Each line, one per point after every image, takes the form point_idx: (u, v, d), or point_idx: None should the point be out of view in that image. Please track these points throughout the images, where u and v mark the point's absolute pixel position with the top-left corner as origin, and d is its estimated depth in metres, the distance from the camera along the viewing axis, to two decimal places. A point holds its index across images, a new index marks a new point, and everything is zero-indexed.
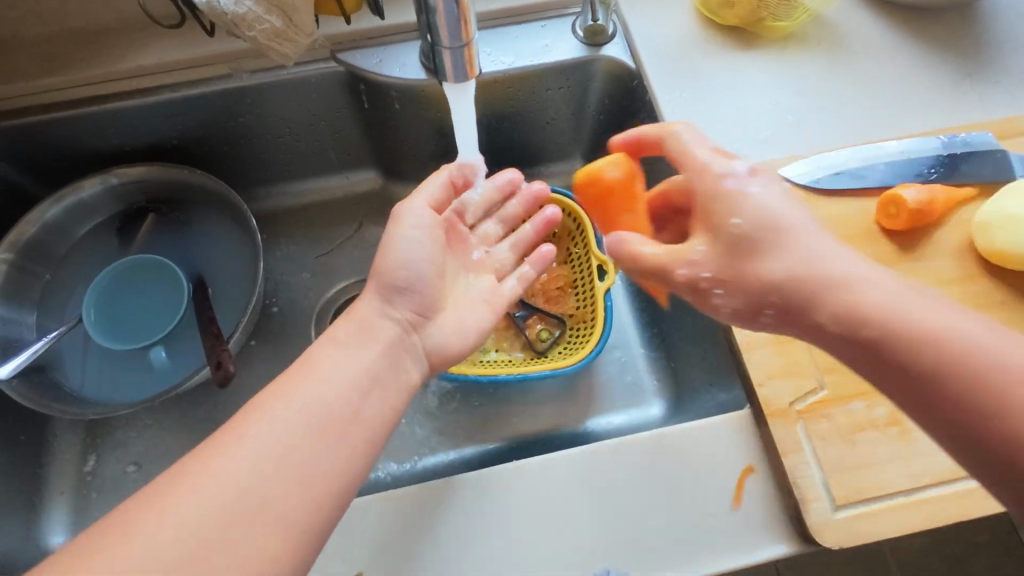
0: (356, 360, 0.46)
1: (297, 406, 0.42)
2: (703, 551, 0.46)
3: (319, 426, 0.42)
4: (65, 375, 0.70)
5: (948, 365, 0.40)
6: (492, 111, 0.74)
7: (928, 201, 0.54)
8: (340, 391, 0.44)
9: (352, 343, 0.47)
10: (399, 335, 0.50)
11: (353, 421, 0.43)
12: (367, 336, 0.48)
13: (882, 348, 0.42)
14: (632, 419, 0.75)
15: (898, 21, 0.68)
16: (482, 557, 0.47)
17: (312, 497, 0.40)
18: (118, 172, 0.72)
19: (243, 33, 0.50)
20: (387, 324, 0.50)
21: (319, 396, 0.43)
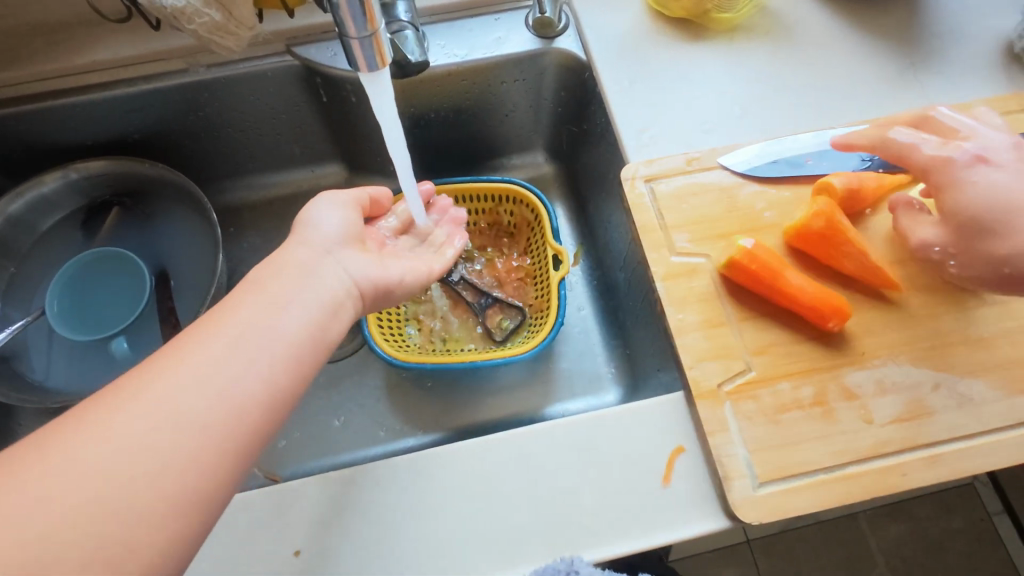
0: (277, 283, 0.44)
1: (217, 348, 0.39)
2: (629, 530, 0.48)
3: (228, 374, 0.39)
4: (29, 365, 0.72)
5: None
6: (427, 109, 0.76)
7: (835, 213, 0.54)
8: (262, 333, 0.41)
9: (278, 277, 0.45)
10: (321, 260, 0.47)
11: (275, 365, 0.40)
12: (297, 269, 0.46)
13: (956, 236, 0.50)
14: (589, 405, 0.77)
15: (845, 11, 0.69)
16: (415, 536, 0.48)
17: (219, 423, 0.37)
18: (79, 166, 0.74)
19: (184, 26, 0.51)
20: (315, 256, 0.48)
21: (260, 325, 0.41)
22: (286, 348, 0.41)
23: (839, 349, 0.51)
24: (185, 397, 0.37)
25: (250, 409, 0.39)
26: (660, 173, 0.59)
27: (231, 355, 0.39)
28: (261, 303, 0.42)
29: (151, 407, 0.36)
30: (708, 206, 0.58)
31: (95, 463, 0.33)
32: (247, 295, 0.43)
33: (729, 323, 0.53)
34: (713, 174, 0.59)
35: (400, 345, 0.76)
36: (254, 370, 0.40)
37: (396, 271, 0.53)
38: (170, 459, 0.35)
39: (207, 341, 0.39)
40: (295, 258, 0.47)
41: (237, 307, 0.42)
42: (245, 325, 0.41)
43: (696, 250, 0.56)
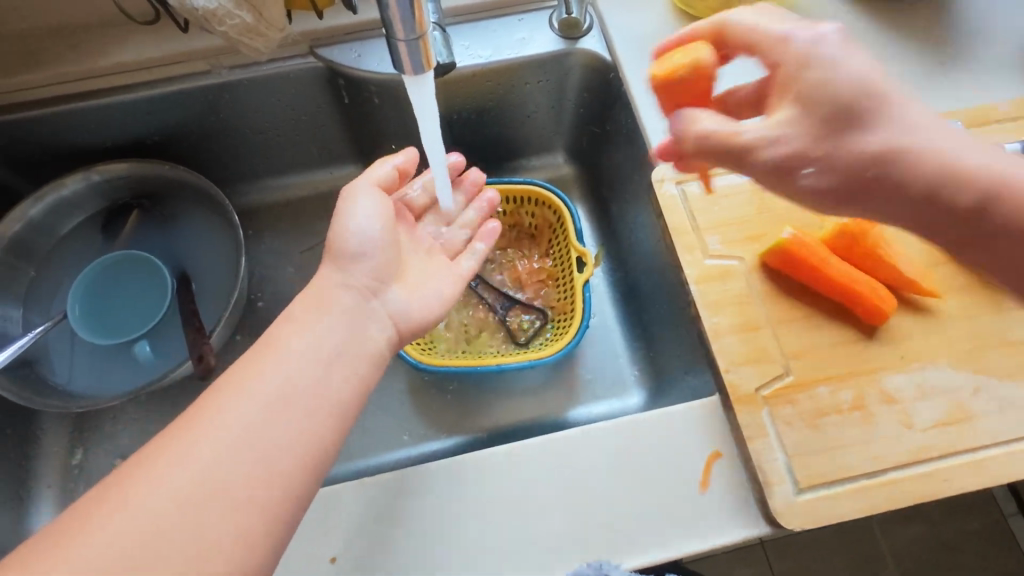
0: (322, 331, 0.46)
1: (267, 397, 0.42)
2: (668, 536, 0.47)
3: (271, 425, 0.41)
4: (51, 369, 0.71)
5: (883, 156, 0.42)
6: (452, 111, 0.75)
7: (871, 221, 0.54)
8: (302, 386, 0.43)
9: (324, 323, 0.46)
10: (363, 306, 0.49)
11: (313, 418, 0.42)
12: (340, 315, 0.47)
13: (851, 157, 0.42)
14: (612, 408, 0.76)
15: (872, 10, 0.69)
16: (451, 542, 0.48)
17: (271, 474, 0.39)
18: (101, 168, 0.73)
19: (215, 28, 0.51)
20: (359, 301, 0.49)
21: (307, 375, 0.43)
22: (330, 398, 0.43)
23: (878, 353, 0.51)
24: (232, 445, 0.39)
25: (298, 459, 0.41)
26: (690, 175, 0.59)
27: (273, 405, 0.41)
28: (302, 352, 0.44)
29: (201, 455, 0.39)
30: (740, 208, 0.57)
31: (157, 506, 0.37)
32: (295, 343, 0.45)
33: (765, 326, 0.52)
34: (744, 175, 0.59)
35: (423, 348, 0.75)
36: (296, 423, 0.41)
37: (433, 294, 0.54)
38: (228, 507, 0.38)
39: (254, 388, 0.42)
40: (338, 301, 0.48)
41: (279, 354, 0.44)
42: (295, 376, 0.43)
43: (730, 252, 0.55)
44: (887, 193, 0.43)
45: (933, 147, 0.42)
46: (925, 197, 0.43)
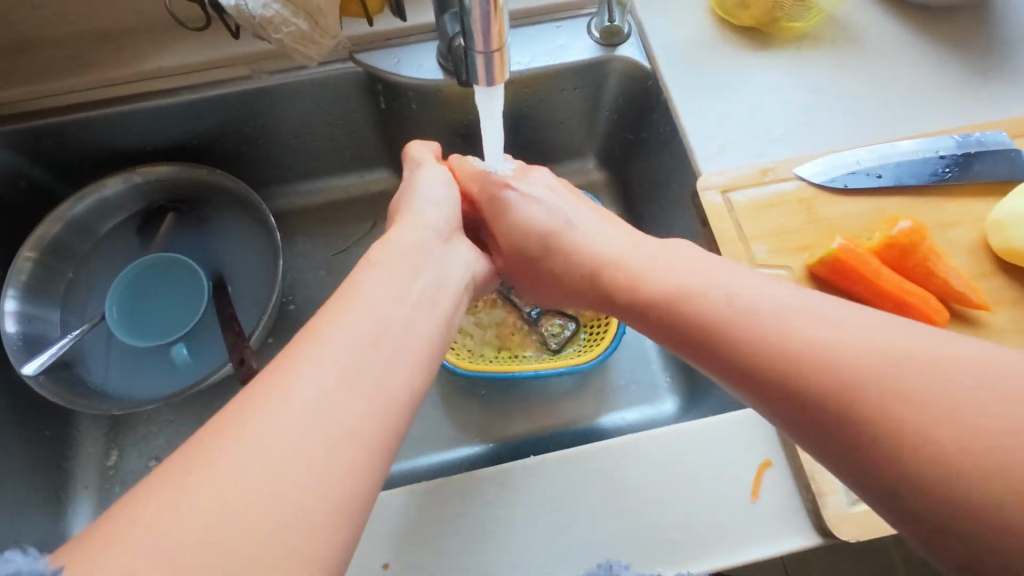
0: (393, 279, 0.43)
1: (345, 342, 0.36)
2: (721, 546, 0.47)
3: (375, 366, 0.36)
4: (88, 370, 0.72)
5: (769, 354, 0.35)
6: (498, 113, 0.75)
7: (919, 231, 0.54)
8: (391, 326, 0.39)
9: (390, 275, 0.43)
10: (444, 253, 0.50)
11: (409, 357, 0.38)
12: (420, 260, 0.47)
13: (735, 354, 0.37)
14: (645, 415, 0.76)
15: (910, 19, 0.69)
16: (503, 551, 0.48)
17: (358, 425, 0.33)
18: (140, 171, 0.73)
19: (271, 36, 0.51)
20: (429, 248, 0.49)
21: (384, 324, 0.39)
22: (412, 348, 0.39)
23: None
24: (338, 382, 0.34)
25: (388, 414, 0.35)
26: (736, 183, 0.59)
27: (371, 342, 0.37)
28: (384, 297, 0.41)
29: (305, 392, 0.33)
30: (786, 217, 0.57)
31: (246, 466, 0.29)
32: (360, 296, 0.40)
33: None
34: (788, 185, 0.59)
35: (458, 353, 0.75)
36: (395, 358, 0.37)
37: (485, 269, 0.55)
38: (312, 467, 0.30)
39: (348, 326, 0.37)
40: (419, 250, 0.48)
41: (363, 297, 0.40)
42: (373, 324, 0.38)
43: (777, 261, 0.55)
44: (769, 390, 0.35)
45: (832, 345, 0.33)
46: (804, 417, 0.33)
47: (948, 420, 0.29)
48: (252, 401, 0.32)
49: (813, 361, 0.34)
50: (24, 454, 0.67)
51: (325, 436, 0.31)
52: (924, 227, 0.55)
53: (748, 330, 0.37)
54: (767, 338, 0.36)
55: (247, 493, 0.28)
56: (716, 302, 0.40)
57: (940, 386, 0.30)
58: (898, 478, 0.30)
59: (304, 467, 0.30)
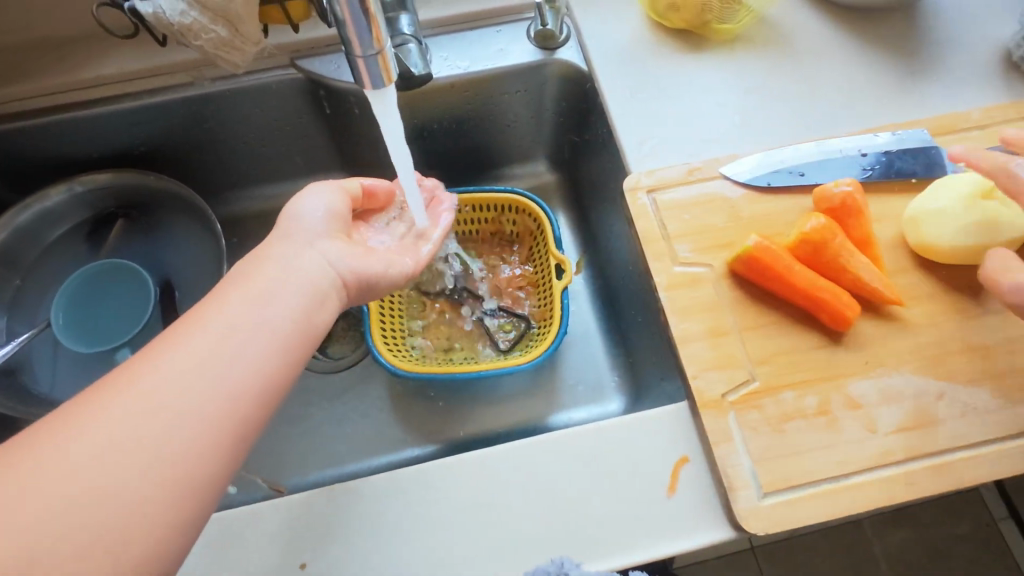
0: (259, 278, 0.44)
1: (201, 336, 0.40)
2: (635, 540, 0.48)
3: (225, 356, 0.39)
4: (35, 377, 0.72)
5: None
6: (437, 118, 0.76)
7: (832, 230, 0.54)
8: (246, 330, 0.41)
9: (262, 269, 0.45)
10: (304, 250, 0.47)
11: (254, 363, 0.40)
12: (277, 261, 0.45)
13: None
14: (592, 414, 0.77)
15: (842, 21, 0.70)
16: (419, 549, 0.48)
17: (199, 411, 0.37)
18: (84, 179, 0.74)
19: (191, 42, 0.52)
20: (297, 247, 0.47)
21: (244, 317, 0.41)
22: (272, 337, 0.42)
23: (842, 359, 0.51)
24: (183, 374, 0.38)
25: (237, 402, 0.39)
26: (662, 183, 0.60)
27: (222, 348, 0.40)
28: (242, 301, 0.42)
29: (137, 396, 0.36)
30: (710, 216, 0.58)
31: (90, 450, 0.34)
32: (231, 289, 0.43)
33: (733, 332, 0.53)
34: (714, 183, 0.59)
35: (405, 355, 0.76)
36: (243, 357, 0.40)
37: (379, 261, 0.52)
38: (146, 451, 0.35)
39: (198, 335, 0.40)
40: (279, 251, 0.47)
41: (220, 303, 0.42)
42: (235, 318, 0.41)
43: (699, 259, 0.56)
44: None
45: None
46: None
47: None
48: (108, 390, 0.36)
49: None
50: None
51: (166, 422, 0.36)
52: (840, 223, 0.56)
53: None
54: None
55: (81, 476, 0.33)
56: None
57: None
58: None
59: (143, 449, 0.35)
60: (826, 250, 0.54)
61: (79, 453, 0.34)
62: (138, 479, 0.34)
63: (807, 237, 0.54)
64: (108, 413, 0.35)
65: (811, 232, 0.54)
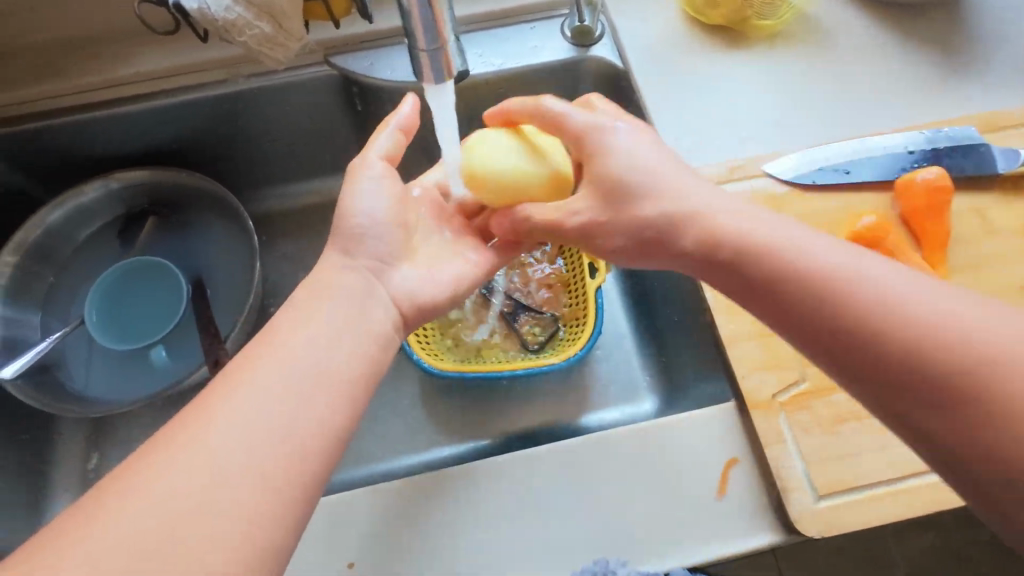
0: (324, 310, 0.43)
1: (267, 379, 0.38)
2: (685, 542, 0.47)
3: (293, 401, 0.38)
4: (69, 375, 0.72)
5: (943, 356, 0.35)
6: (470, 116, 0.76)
7: (879, 228, 0.54)
8: (306, 365, 0.40)
9: (323, 303, 0.44)
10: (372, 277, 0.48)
11: (317, 398, 0.39)
12: (337, 293, 0.45)
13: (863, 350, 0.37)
14: (624, 415, 0.76)
15: (884, 17, 0.69)
16: (466, 550, 0.48)
17: (269, 462, 0.35)
18: (119, 176, 0.74)
19: (235, 39, 0.52)
20: (360, 275, 0.47)
21: (309, 357, 0.40)
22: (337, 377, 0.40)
23: None
24: (249, 424, 0.36)
25: (307, 448, 0.37)
26: (705, 181, 0.59)
27: (286, 385, 0.38)
28: (296, 340, 0.41)
29: (204, 446, 0.35)
30: None
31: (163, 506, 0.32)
32: (291, 326, 0.42)
33: None
34: (758, 182, 0.59)
35: (437, 354, 0.75)
36: (310, 402, 0.39)
37: (445, 280, 0.52)
38: (219, 509, 0.33)
39: (262, 379, 0.38)
40: (342, 278, 0.46)
41: (284, 341, 0.41)
42: (300, 357, 0.40)
43: None
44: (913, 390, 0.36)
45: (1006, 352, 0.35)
46: (927, 435, 0.36)
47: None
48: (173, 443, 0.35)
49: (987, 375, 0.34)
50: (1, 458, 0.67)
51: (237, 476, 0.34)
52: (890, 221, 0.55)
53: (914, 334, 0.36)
54: (911, 334, 0.36)
55: (153, 536, 0.31)
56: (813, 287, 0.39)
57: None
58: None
59: (217, 502, 0.33)
60: (873, 248, 0.54)
61: (150, 515, 0.32)
62: (212, 536, 0.32)
63: (855, 234, 0.54)
64: (178, 466, 0.34)
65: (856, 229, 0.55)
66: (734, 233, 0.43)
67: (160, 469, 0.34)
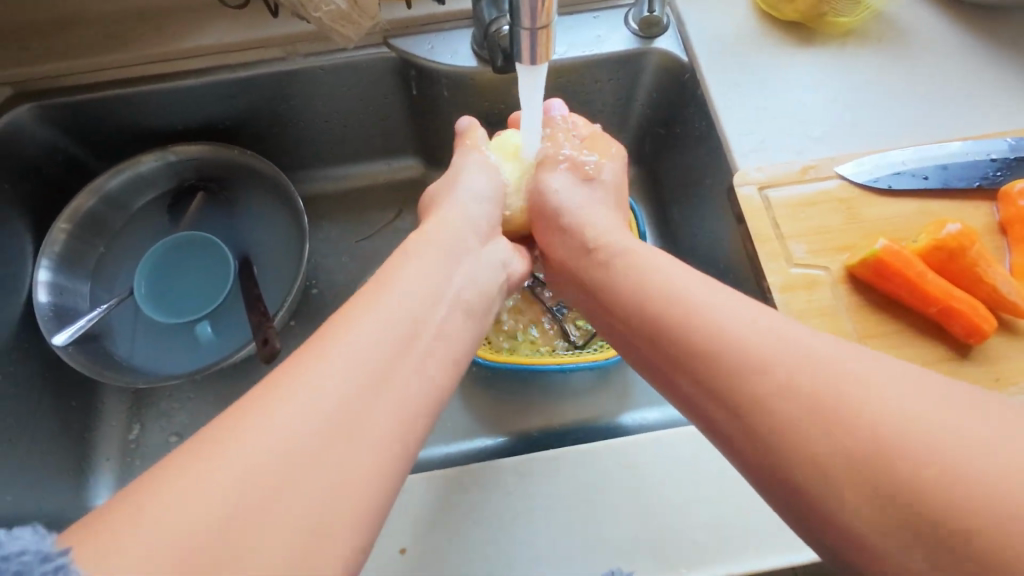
0: (434, 260, 0.46)
1: (383, 323, 0.39)
2: (746, 549, 0.46)
3: (405, 361, 0.38)
4: (116, 345, 0.72)
5: (755, 355, 0.36)
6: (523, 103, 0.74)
7: (968, 238, 0.51)
8: (408, 325, 0.40)
9: (429, 254, 0.47)
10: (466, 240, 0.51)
11: (434, 363, 0.40)
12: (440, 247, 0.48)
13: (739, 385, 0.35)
14: (666, 415, 0.75)
15: (965, 20, 0.66)
16: (520, 545, 0.47)
17: (384, 426, 0.34)
18: (174, 150, 0.74)
19: (310, 13, 0.51)
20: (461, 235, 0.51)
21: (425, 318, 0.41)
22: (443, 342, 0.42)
23: (970, 374, 0.49)
24: (367, 377, 0.35)
25: (416, 414, 0.37)
26: (774, 180, 0.57)
27: (401, 347, 0.38)
28: (409, 305, 0.41)
29: (319, 395, 0.33)
30: (827, 217, 0.55)
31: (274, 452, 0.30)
32: (404, 274, 0.44)
33: (851, 339, 0.50)
34: (830, 183, 0.57)
35: (480, 344, 0.74)
36: (421, 366, 0.39)
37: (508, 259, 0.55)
38: (337, 466, 0.31)
39: (380, 326, 0.38)
40: (451, 241, 0.50)
41: (397, 290, 0.42)
42: (415, 312, 0.41)
43: (815, 261, 0.53)
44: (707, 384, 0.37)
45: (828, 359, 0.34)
46: (740, 422, 0.35)
47: (978, 475, 0.28)
48: (290, 390, 0.33)
49: (780, 363, 0.35)
50: (48, 423, 0.68)
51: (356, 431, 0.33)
52: (973, 231, 0.53)
53: (714, 337, 0.38)
54: (701, 333, 0.38)
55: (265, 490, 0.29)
56: (678, 305, 0.41)
57: (965, 452, 0.28)
58: (852, 511, 0.30)
59: (336, 455, 0.31)
60: (957, 259, 0.51)
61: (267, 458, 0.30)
62: (325, 496, 0.30)
63: (940, 244, 0.51)
64: (297, 411, 0.32)
65: (943, 239, 0.51)
66: (632, 272, 0.47)
67: (276, 416, 0.32)
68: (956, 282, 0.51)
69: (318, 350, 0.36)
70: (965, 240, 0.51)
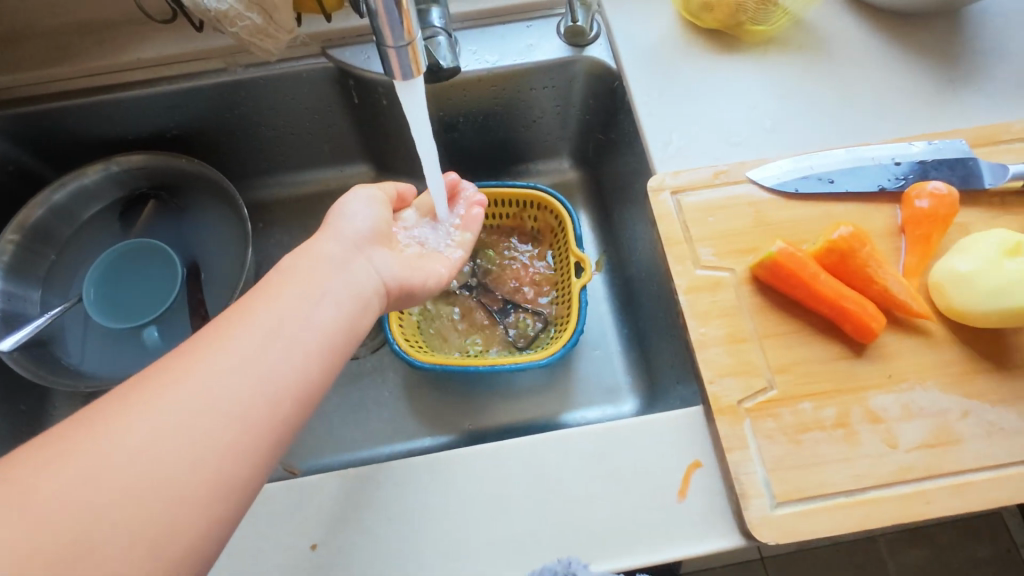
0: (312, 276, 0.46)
1: (263, 325, 0.42)
2: (644, 542, 0.47)
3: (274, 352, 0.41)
4: (66, 350, 0.74)
5: None
6: (461, 113, 0.76)
7: (856, 241, 0.53)
8: (275, 330, 0.42)
9: (302, 269, 0.46)
10: (353, 258, 0.50)
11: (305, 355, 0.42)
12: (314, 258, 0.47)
13: None
14: (606, 414, 0.76)
15: (883, 26, 0.68)
16: (428, 541, 0.49)
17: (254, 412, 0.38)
18: (120, 159, 0.76)
19: (227, 29, 0.53)
20: (347, 251, 0.50)
21: (289, 319, 0.43)
22: (315, 342, 0.43)
23: (864, 372, 0.50)
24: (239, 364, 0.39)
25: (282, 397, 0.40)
26: (687, 185, 0.59)
27: (259, 348, 0.40)
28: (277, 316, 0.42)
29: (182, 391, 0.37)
30: (736, 220, 0.57)
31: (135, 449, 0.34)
32: (279, 289, 0.44)
33: (752, 339, 0.52)
34: (741, 188, 0.59)
35: (421, 346, 0.76)
36: (290, 357, 0.41)
37: (419, 272, 0.56)
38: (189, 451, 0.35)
39: (244, 333, 0.41)
40: (328, 254, 0.48)
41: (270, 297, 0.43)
42: (280, 318, 0.42)
43: (721, 263, 0.55)
44: None
45: None
46: None
47: None
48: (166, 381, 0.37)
49: None
50: None
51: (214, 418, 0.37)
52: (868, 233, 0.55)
53: None
54: None
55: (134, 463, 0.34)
56: None
57: None
58: None
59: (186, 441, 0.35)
60: (849, 263, 0.53)
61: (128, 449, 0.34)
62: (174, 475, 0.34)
63: (831, 247, 0.53)
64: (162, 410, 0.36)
65: (832, 243, 0.53)
66: None
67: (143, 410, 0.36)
68: (846, 281, 0.54)
69: (198, 343, 0.40)
70: (853, 244, 0.53)
